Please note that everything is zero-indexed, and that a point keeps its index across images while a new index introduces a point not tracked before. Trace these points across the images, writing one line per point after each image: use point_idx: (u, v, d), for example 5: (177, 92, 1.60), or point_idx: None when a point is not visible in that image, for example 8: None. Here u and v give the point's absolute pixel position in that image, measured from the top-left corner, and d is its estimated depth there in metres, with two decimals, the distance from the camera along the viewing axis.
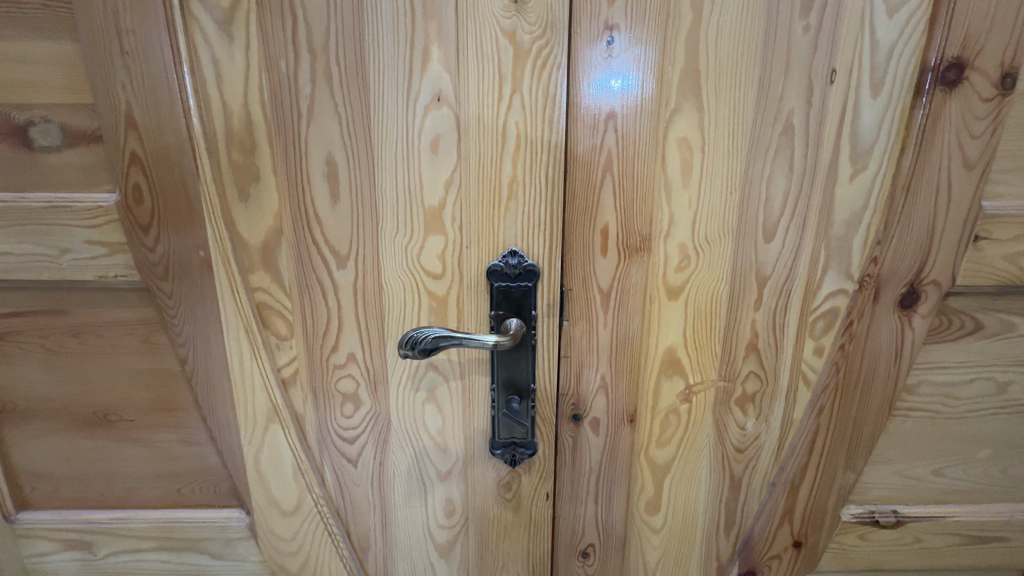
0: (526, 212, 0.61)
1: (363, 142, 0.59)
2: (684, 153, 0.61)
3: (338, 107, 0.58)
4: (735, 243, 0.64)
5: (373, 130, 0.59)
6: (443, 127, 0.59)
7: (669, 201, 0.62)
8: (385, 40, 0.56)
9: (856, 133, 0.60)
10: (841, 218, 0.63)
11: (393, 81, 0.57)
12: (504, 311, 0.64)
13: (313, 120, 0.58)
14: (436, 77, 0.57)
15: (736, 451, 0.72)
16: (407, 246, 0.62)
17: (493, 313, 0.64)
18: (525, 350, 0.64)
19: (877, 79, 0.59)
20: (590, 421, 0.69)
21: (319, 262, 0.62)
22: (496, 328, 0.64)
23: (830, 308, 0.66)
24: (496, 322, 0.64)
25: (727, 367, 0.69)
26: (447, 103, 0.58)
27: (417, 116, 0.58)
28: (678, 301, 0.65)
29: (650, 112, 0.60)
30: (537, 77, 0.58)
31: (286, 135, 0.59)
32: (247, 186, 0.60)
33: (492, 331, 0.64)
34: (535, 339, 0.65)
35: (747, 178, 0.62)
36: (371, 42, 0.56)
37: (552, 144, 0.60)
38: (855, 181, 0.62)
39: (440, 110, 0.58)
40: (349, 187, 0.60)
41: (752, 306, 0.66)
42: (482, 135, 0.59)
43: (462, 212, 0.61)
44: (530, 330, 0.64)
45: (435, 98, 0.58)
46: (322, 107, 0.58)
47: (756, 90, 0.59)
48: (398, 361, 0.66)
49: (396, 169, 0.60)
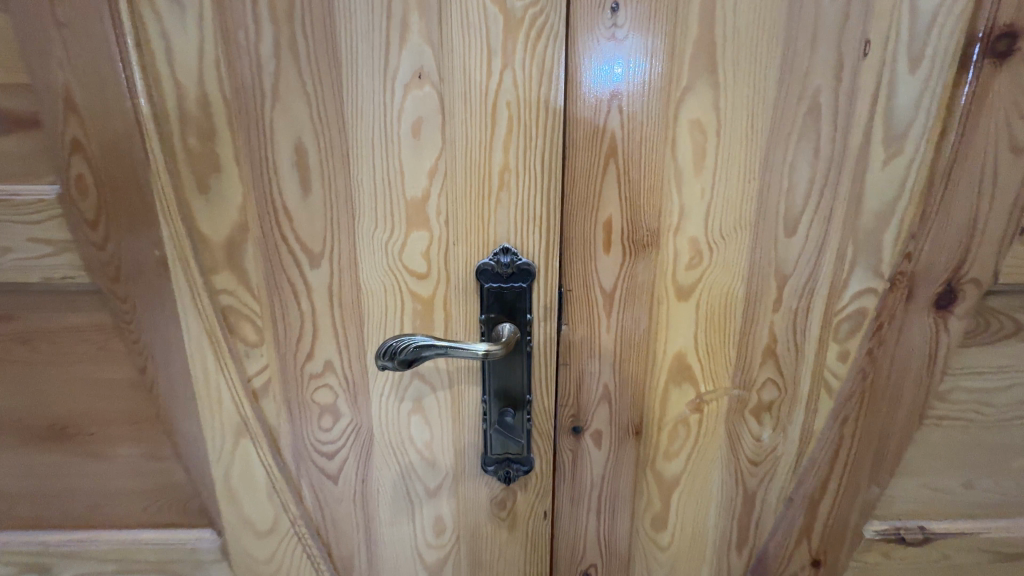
0: (521, 205, 0.55)
1: (336, 126, 0.52)
2: (697, 136, 0.54)
3: (307, 85, 0.51)
4: (753, 237, 0.57)
5: (346, 113, 0.52)
6: (425, 108, 0.52)
7: (679, 190, 0.56)
8: (357, 10, 0.49)
9: (891, 113, 0.54)
10: (872, 209, 0.56)
11: (368, 55, 0.51)
12: (496, 315, 0.57)
13: (280, 101, 0.52)
14: (417, 51, 0.51)
15: (750, 464, 0.66)
16: (388, 243, 0.56)
17: (484, 318, 0.58)
18: (519, 358, 0.58)
19: (917, 51, 0.52)
20: (591, 434, 0.63)
21: (289, 261, 0.56)
22: (487, 335, 0.58)
23: (857, 309, 0.59)
24: (487, 328, 0.58)
25: (741, 374, 0.62)
26: (430, 80, 0.51)
27: (396, 96, 0.52)
28: (689, 302, 0.59)
29: (659, 90, 0.53)
30: (531, 50, 0.51)
31: (248, 118, 0.52)
32: (207, 177, 0.53)
33: (483, 338, 0.58)
34: (531, 346, 0.58)
35: (768, 166, 0.55)
36: (342, 10, 0.49)
37: (549, 128, 0.53)
38: (889, 167, 0.55)
39: (422, 88, 0.52)
40: (321, 178, 0.54)
41: (770, 308, 0.60)
42: (470, 117, 0.52)
43: (448, 205, 0.55)
44: (524, 336, 0.58)
45: (416, 75, 0.51)
46: (289, 87, 0.51)
47: (779, 64, 0.52)
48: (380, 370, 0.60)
49: (374, 156, 0.53)
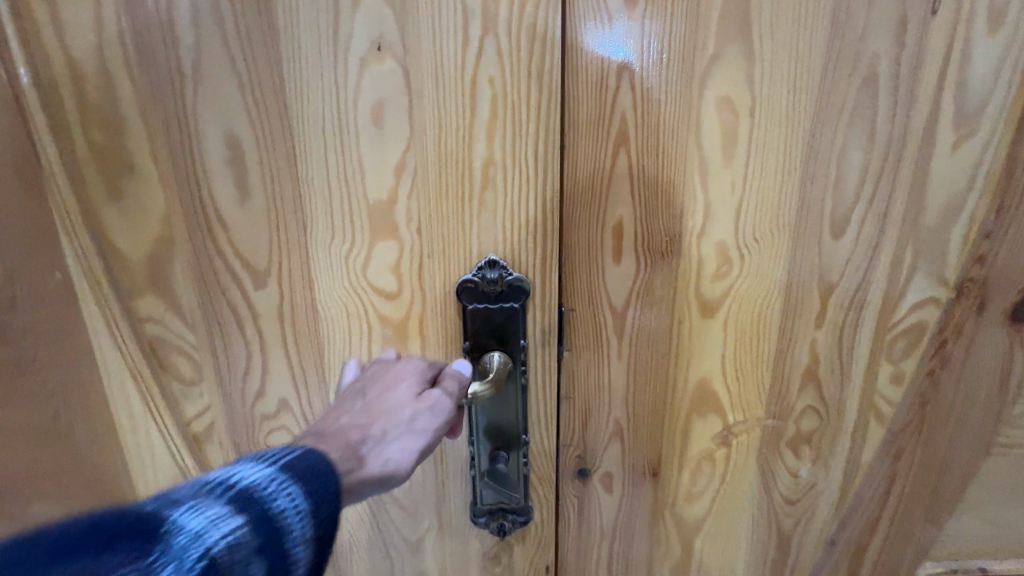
0: (510, 206, 0.44)
1: (277, 112, 0.42)
2: (726, 118, 0.44)
3: (237, 62, 0.41)
4: (793, 240, 0.47)
5: (288, 95, 0.42)
6: (387, 88, 0.42)
7: (704, 186, 0.45)
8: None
9: (965, 85, 0.43)
10: (937, 204, 0.46)
11: (311, 21, 0.40)
12: (482, 342, 0.47)
13: (203, 82, 0.41)
14: (373, 14, 0.40)
15: (786, 503, 0.56)
16: (348, 256, 0.45)
17: (468, 346, 0.48)
18: (511, 391, 0.49)
19: (999, 6, 0.42)
20: (600, 476, 0.53)
21: (227, 281, 0.46)
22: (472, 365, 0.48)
23: (915, 323, 0.50)
24: (472, 357, 0.48)
25: (777, 401, 0.53)
26: (392, 53, 0.41)
27: (350, 73, 0.41)
28: (715, 319, 0.49)
29: (680, 61, 0.42)
30: (518, 11, 0.40)
31: (165, 106, 0.42)
32: (118, 181, 0.43)
33: None
34: (526, 376, 0.49)
35: (811, 153, 0.45)
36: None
37: (543, 109, 0.42)
38: (959, 151, 0.45)
39: (383, 63, 0.41)
40: (262, 179, 0.43)
41: (812, 323, 0.50)
42: (443, 99, 0.42)
43: (421, 209, 0.44)
44: (517, 365, 0.48)
45: (375, 46, 0.41)
46: (214, 64, 0.41)
47: (828, 26, 0.42)
48: None
49: (326, 149, 0.43)
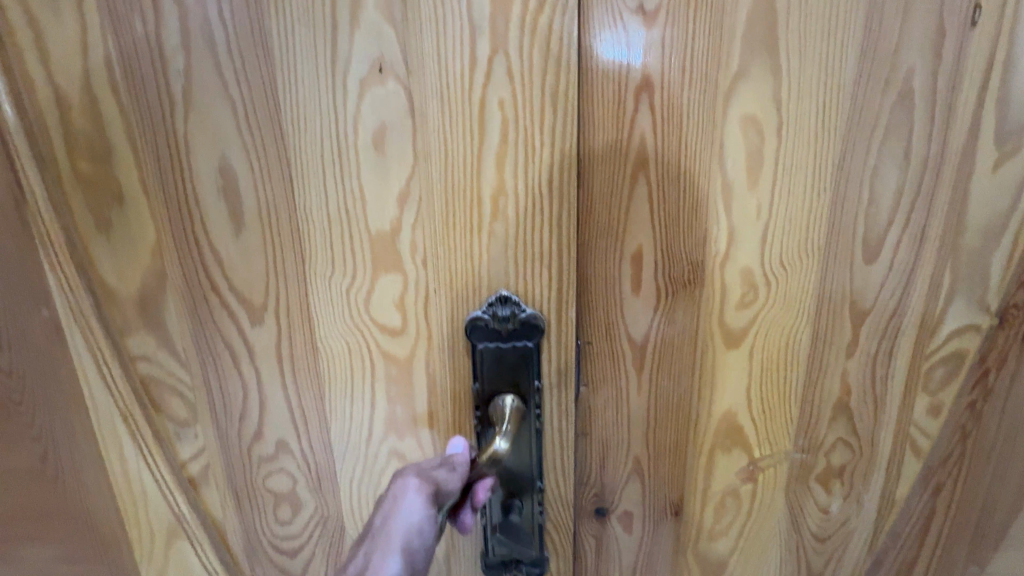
0: (520, 233, 0.42)
1: (272, 141, 0.39)
2: (752, 140, 0.41)
3: (230, 84, 0.38)
4: (822, 266, 0.45)
5: (285, 120, 0.39)
6: (388, 111, 0.39)
7: (728, 210, 0.43)
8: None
9: (1006, 101, 0.41)
10: (976, 227, 0.43)
11: (308, 41, 0.38)
12: (494, 384, 0.45)
13: (193, 109, 0.39)
14: (374, 31, 0.38)
15: (816, 541, 0.53)
16: (348, 289, 0.43)
17: (479, 388, 0.45)
18: (526, 435, 0.46)
19: None
20: (619, 515, 0.50)
21: (222, 317, 0.43)
22: (484, 408, 0.45)
23: (953, 351, 0.47)
24: (484, 400, 0.45)
25: (806, 435, 0.50)
26: (394, 75, 0.38)
27: (349, 96, 0.39)
28: (741, 350, 0.46)
29: (702, 80, 0.40)
30: (528, 28, 0.38)
31: (154, 134, 0.39)
32: (106, 210, 0.41)
33: (479, 412, 0.45)
34: (541, 420, 0.46)
35: (842, 175, 0.42)
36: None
37: (557, 128, 0.40)
38: (1000, 172, 0.42)
39: (385, 85, 0.39)
40: (257, 208, 0.41)
41: (843, 352, 0.47)
42: (449, 123, 0.39)
43: (427, 240, 0.42)
44: (531, 408, 0.45)
45: (376, 68, 0.38)
46: (205, 89, 0.38)
47: (861, 41, 0.40)
48: (349, 452, 0.47)
49: (325, 176, 0.40)
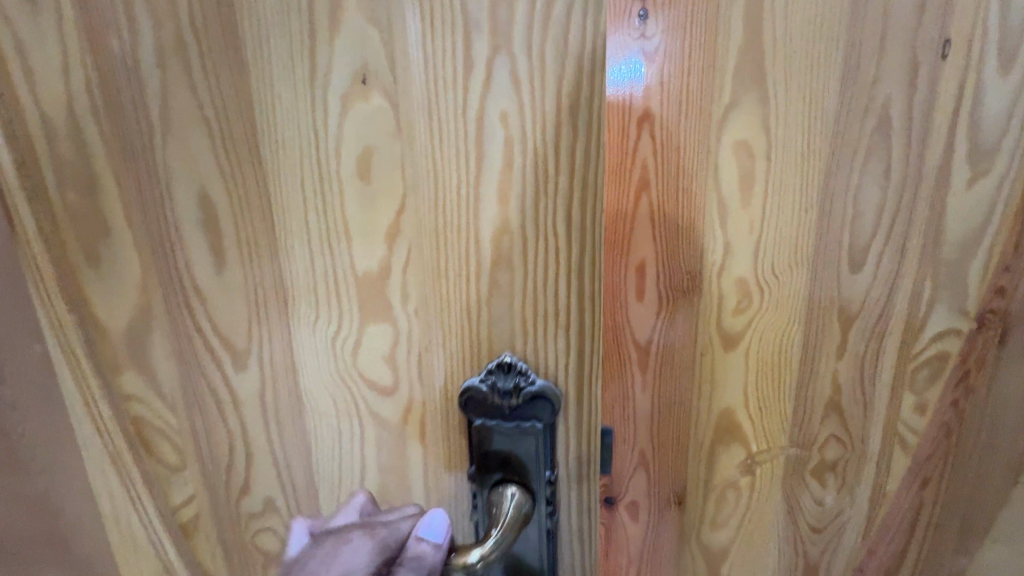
0: (519, 285, 0.45)
1: (274, 159, 0.44)
2: (744, 163, 0.46)
3: (236, 108, 0.43)
4: (812, 274, 0.49)
5: (279, 135, 0.44)
6: (371, 126, 0.43)
7: (723, 226, 0.47)
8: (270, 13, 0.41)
9: (977, 124, 0.45)
10: (955, 238, 0.47)
11: (286, 55, 0.42)
12: (495, 458, 0.48)
13: (200, 130, 0.44)
14: (352, 47, 0.41)
15: (812, 532, 0.57)
16: (335, 337, 0.48)
17: (478, 460, 0.48)
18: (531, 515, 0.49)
19: (1008, 51, 0.43)
20: (626, 506, 0.56)
21: (268, 323, 0.48)
22: (484, 480, 0.49)
23: (937, 353, 0.50)
24: (483, 472, 0.48)
25: (801, 431, 0.54)
26: (380, 92, 0.42)
27: (331, 113, 0.43)
28: (737, 351, 0.51)
29: (697, 109, 0.45)
30: (524, 51, 0.40)
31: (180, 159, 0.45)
32: (139, 230, 0.47)
33: (478, 482, 0.49)
34: (547, 499, 0.49)
35: (827, 193, 0.47)
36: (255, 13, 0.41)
37: (535, 175, 0.42)
38: (975, 188, 0.46)
39: (368, 100, 0.42)
40: (273, 231, 0.46)
41: (833, 355, 0.51)
42: (434, 143, 0.42)
43: (420, 260, 0.45)
44: (535, 487, 0.48)
45: (359, 79, 0.42)
46: (219, 114, 0.44)
47: (841, 73, 0.44)
48: (364, 459, 0.52)
49: (315, 189, 0.45)
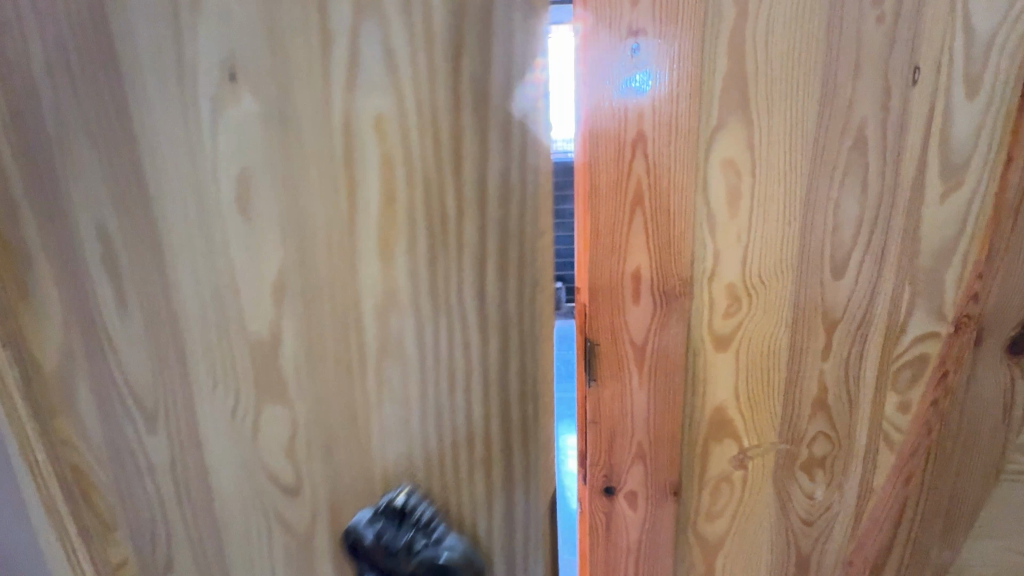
0: (385, 316, 0.48)
1: (142, 179, 0.46)
2: (730, 178, 0.50)
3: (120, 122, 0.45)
4: (797, 280, 0.53)
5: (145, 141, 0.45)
6: (245, 138, 0.45)
7: (713, 235, 0.52)
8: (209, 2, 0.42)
9: (947, 142, 0.49)
10: (930, 247, 0.51)
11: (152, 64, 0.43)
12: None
13: (83, 149, 0.45)
14: (209, 52, 0.43)
15: (803, 525, 0.60)
16: (211, 347, 0.50)
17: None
18: None
19: (973, 76, 0.47)
20: (625, 495, 0.59)
21: None
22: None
23: (918, 354, 0.54)
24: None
25: (789, 427, 0.57)
26: (248, 96, 0.44)
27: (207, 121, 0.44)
28: (727, 351, 0.55)
29: (687, 129, 0.49)
30: (380, 45, 0.41)
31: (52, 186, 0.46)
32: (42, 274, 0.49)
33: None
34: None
35: (810, 205, 0.51)
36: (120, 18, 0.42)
37: (408, 194, 0.45)
38: (948, 201, 0.50)
39: (238, 102, 0.44)
40: (126, 255, 0.48)
41: (819, 355, 0.55)
42: (303, 156, 0.45)
43: (287, 266, 0.48)
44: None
45: (228, 75, 0.43)
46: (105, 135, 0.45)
47: (819, 97, 0.48)
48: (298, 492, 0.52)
49: (180, 201, 0.46)
